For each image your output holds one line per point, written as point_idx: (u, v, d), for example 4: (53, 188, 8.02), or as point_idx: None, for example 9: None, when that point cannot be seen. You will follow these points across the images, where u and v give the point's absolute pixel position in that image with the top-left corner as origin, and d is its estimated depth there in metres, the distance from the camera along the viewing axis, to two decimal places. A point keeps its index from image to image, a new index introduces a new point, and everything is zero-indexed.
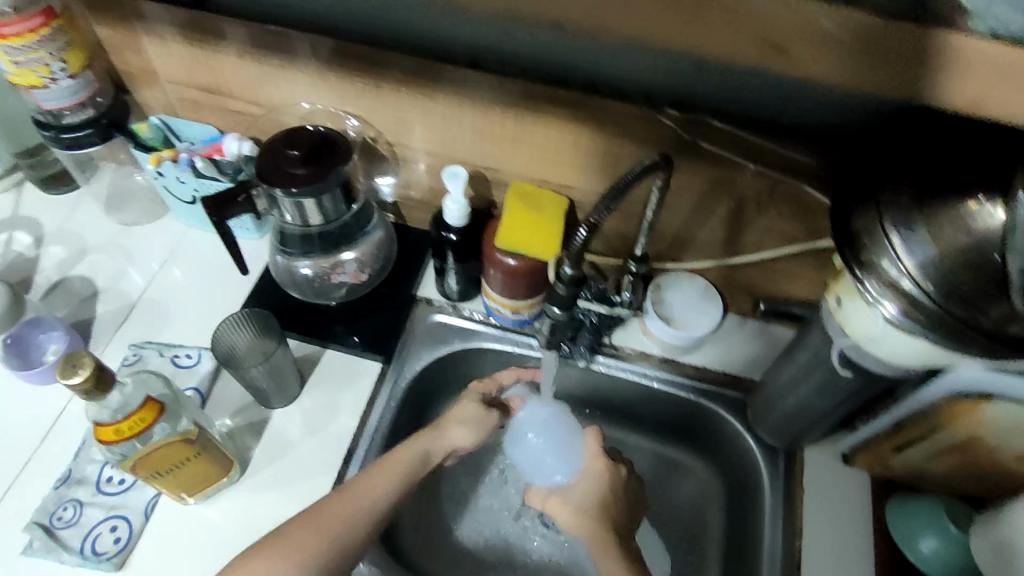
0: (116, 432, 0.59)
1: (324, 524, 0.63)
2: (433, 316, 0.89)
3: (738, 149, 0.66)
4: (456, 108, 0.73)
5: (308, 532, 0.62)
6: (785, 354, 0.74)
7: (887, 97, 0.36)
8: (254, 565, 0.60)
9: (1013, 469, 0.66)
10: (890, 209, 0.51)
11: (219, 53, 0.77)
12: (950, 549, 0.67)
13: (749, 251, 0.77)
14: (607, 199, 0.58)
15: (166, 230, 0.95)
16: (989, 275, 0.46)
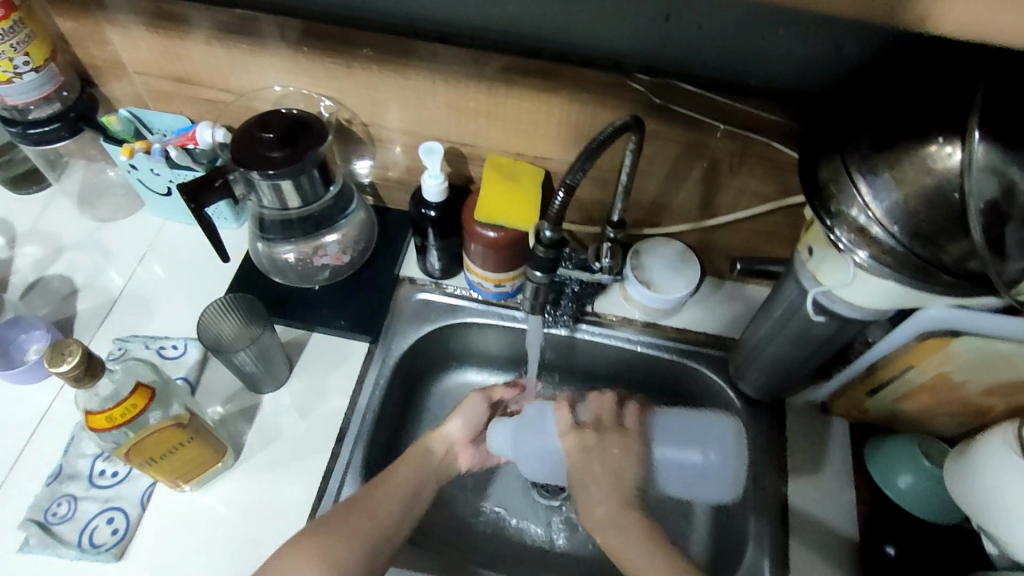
0: (108, 419, 0.60)
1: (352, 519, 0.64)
2: (417, 295, 0.89)
3: (708, 110, 0.67)
4: (429, 84, 0.73)
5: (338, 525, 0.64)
6: (762, 310, 0.76)
7: (861, 20, 0.36)
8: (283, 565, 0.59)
9: (981, 402, 0.69)
10: (854, 157, 0.54)
11: (186, 40, 0.76)
12: (926, 484, 0.71)
13: (724, 212, 0.79)
14: (580, 160, 0.59)
15: (141, 224, 0.94)
16: (947, 212, 0.49)
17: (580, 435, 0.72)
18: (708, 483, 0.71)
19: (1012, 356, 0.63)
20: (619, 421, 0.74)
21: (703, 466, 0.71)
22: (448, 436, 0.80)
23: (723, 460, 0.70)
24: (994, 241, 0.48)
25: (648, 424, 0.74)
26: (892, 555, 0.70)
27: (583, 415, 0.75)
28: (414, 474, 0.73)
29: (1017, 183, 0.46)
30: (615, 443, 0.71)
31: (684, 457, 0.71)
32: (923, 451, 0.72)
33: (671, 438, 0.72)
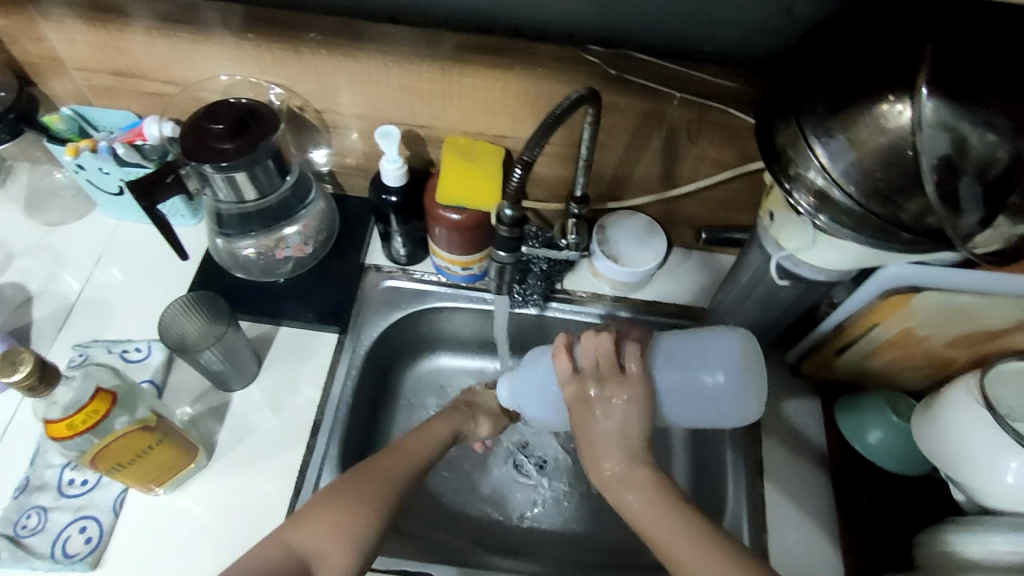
0: (69, 427, 0.58)
1: (370, 488, 0.63)
2: (383, 282, 0.88)
3: (664, 80, 0.67)
4: (381, 66, 0.72)
5: (363, 486, 0.63)
6: (728, 278, 0.77)
7: None
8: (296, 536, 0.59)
9: (943, 354, 0.71)
10: (809, 120, 0.54)
11: (125, 32, 0.73)
12: (893, 436, 0.72)
13: (686, 182, 0.79)
14: (537, 136, 0.58)
15: (95, 226, 0.91)
16: (902, 169, 0.50)
17: (580, 383, 0.63)
18: (718, 406, 0.64)
19: (972, 308, 0.64)
20: (620, 365, 0.62)
21: (713, 389, 0.64)
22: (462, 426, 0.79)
23: (734, 379, 0.63)
24: (949, 195, 0.48)
25: (649, 352, 0.65)
26: (865, 505, 0.72)
27: (582, 359, 0.64)
28: (433, 445, 0.73)
29: (967, 137, 0.47)
30: (621, 395, 0.61)
31: (689, 381, 0.64)
32: (891, 406, 0.74)
33: (674, 364, 0.64)
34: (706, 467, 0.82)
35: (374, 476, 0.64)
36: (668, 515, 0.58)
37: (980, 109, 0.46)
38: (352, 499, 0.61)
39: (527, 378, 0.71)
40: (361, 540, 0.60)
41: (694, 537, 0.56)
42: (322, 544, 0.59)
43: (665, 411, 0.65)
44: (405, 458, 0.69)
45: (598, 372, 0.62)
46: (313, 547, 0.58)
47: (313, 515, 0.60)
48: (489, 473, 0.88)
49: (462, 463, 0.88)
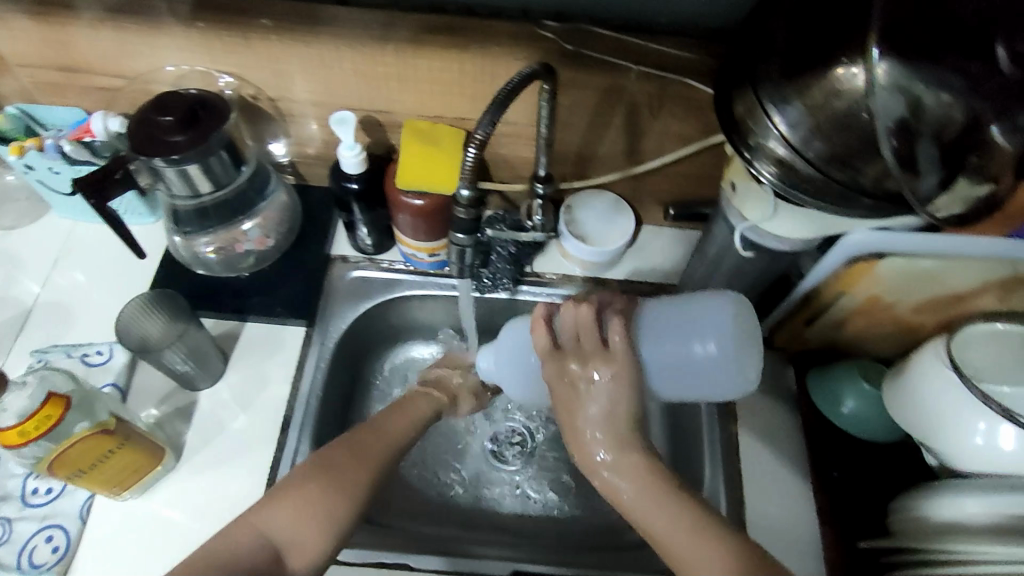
0: (21, 434, 0.56)
1: (354, 468, 0.61)
2: (351, 273, 0.87)
3: (622, 53, 0.66)
4: (334, 50, 0.70)
5: (338, 461, 0.61)
6: (698, 253, 0.77)
7: None
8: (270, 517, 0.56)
9: (910, 319, 0.71)
10: (766, 87, 0.53)
11: (67, 25, 0.70)
12: (866, 404, 0.73)
13: (650, 157, 0.78)
14: (490, 112, 0.58)
15: (50, 229, 0.89)
16: (858, 133, 0.49)
17: (560, 360, 0.60)
18: (707, 377, 0.61)
19: (937, 273, 0.64)
20: (602, 339, 0.59)
21: (702, 359, 0.60)
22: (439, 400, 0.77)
23: (727, 350, 0.60)
24: (907, 158, 0.48)
25: (634, 322, 0.62)
26: (836, 477, 0.72)
27: (561, 332, 0.60)
28: (412, 423, 0.71)
29: (922, 99, 0.46)
30: (607, 372, 0.58)
31: (678, 351, 0.61)
32: (862, 374, 0.74)
33: (661, 334, 0.61)
34: (682, 445, 0.82)
35: (348, 450, 0.63)
36: (661, 498, 0.56)
37: (933, 70, 0.46)
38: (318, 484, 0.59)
39: (507, 349, 0.69)
40: (340, 519, 0.58)
41: (678, 518, 0.55)
42: (291, 527, 0.56)
43: (651, 383, 0.62)
44: (386, 437, 0.67)
45: (579, 348, 0.60)
46: (279, 530, 0.56)
47: (279, 495, 0.58)
48: (465, 460, 0.88)
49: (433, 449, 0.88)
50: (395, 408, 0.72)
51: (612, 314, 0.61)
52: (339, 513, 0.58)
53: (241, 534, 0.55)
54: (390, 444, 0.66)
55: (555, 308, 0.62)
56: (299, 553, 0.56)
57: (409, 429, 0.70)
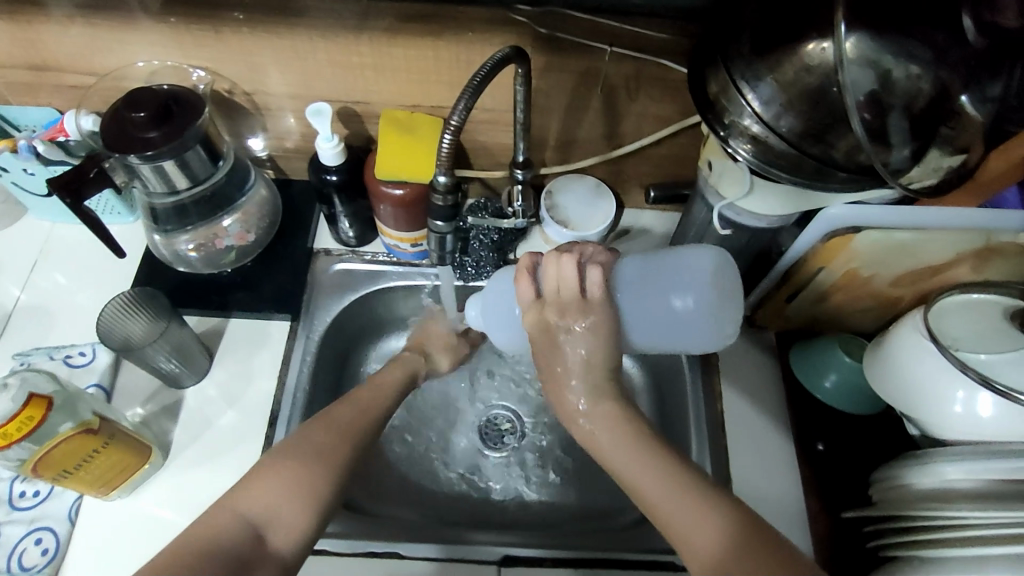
0: (3, 436, 0.56)
1: (333, 445, 0.62)
2: (334, 265, 0.87)
3: (596, 35, 0.65)
4: (307, 41, 0.69)
5: (316, 442, 0.61)
6: (679, 234, 0.77)
7: None
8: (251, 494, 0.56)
9: (889, 292, 0.72)
10: (738, 64, 0.53)
11: (35, 23, 0.69)
12: (848, 376, 0.74)
13: (630, 140, 0.79)
14: (464, 97, 0.57)
15: (28, 231, 0.88)
16: (829, 108, 0.50)
17: (540, 309, 0.61)
18: (685, 331, 0.62)
19: (913, 245, 0.64)
20: (581, 290, 0.59)
21: (681, 313, 0.61)
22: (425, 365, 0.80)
23: (703, 304, 0.60)
24: (878, 131, 0.48)
25: (614, 274, 0.62)
26: (822, 450, 0.73)
27: (543, 283, 0.61)
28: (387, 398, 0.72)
29: (891, 71, 0.47)
30: (585, 321, 0.59)
31: (657, 305, 0.61)
32: (844, 348, 0.75)
33: (639, 289, 0.62)
34: (670, 425, 0.83)
35: (329, 429, 0.63)
36: (650, 463, 0.55)
37: (901, 41, 0.46)
38: (293, 462, 0.59)
39: (494, 297, 0.69)
40: (317, 487, 0.58)
41: (667, 479, 0.54)
42: (266, 507, 0.56)
43: (629, 336, 0.62)
44: (358, 409, 0.67)
45: (560, 298, 0.60)
46: (261, 509, 0.56)
47: (257, 476, 0.57)
48: (453, 443, 0.89)
49: (413, 419, 0.90)
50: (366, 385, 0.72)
51: (594, 264, 0.60)
52: (315, 486, 0.58)
53: (221, 521, 0.54)
54: (367, 421, 0.67)
55: (539, 259, 0.63)
56: (281, 530, 0.55)
57: (381, 402, 0.70)
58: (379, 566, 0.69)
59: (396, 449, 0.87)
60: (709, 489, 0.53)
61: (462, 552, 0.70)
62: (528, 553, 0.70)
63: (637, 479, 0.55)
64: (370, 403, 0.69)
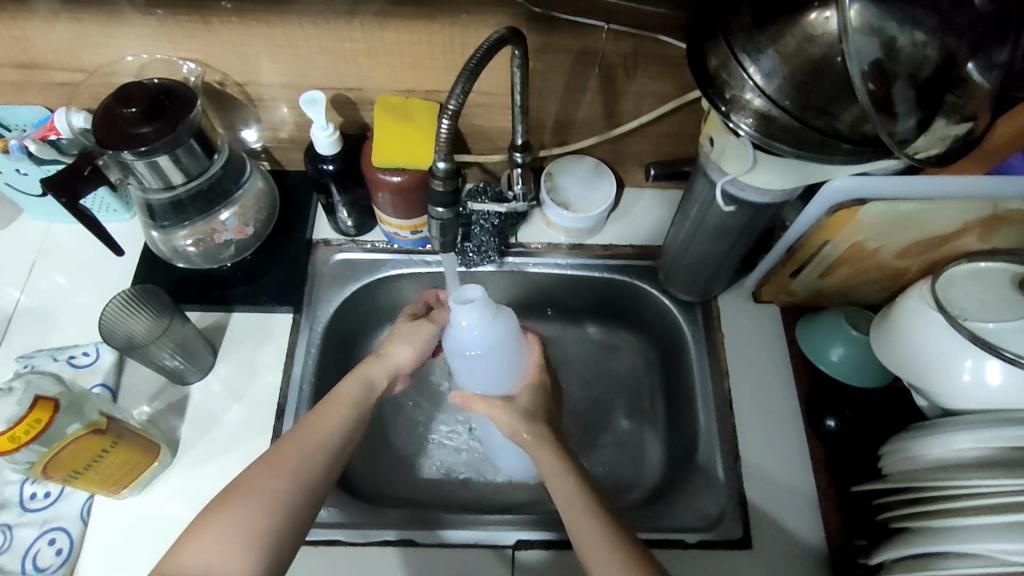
0: (12, 440, 0.56)
1: (272, 478, 0.57)
2: (335, 255, 0.87)
3: (594, 13, 0.64)
4: (299, 29, 0.68)
5: (263, 482, 0.56)
6: (679, 213, 0.76)
7: None
8: (194, 535, 0.53)
9: (895, 264, 0.71)
10: (738, 37, 0.52)
11: (19, 20, 0.68)
12: (855, 350, 0.73)
13: (629, 119, 0.78)
14: (461, 82, 0.56)
15: (25, 233, 0.87)
16: (833, 79, 0.49)
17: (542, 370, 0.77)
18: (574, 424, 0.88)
19: (919, 215, 0.64)
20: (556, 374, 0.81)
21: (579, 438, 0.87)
22: (394, 363, 0.74)
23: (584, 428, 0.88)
24: (883, 101, 0.47)
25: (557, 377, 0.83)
26: (833, 426, 0.72)
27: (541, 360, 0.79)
28: (346, 411, 0.66)
29: (896, 39, 0.46)
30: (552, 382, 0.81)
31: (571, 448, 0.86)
32: (850, 321, 0.75)
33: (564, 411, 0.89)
34: (678, 404, 0.83)
35: (278, 462, 0.58)
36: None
37: (905, 8, 0.45)
38: (251, 499, 0.55)
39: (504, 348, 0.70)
40: (268, 532, 0.54)
41: None
42: (215, 556, 0.51)
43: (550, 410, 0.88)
44: (310, 432, 0.62)
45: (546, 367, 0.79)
46: (208, 555, 0.52)
47: (206, 519, 0.54)
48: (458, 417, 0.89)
49: (418, 390, 0.91)
50: (322, 405, 0.66)
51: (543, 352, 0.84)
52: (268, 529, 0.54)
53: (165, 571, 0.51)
54: (322, 443, 0.62)
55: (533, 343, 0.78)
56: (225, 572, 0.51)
57: (343, 415, 0.65)
58: (393, 554, 0.69)
59: (399, 424, 0.89)
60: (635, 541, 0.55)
61: (480, 537, 0.71)
62: (541, 537, 0.70)
63: (565, 506, 0.59)
64: (326, 425, 0.63)
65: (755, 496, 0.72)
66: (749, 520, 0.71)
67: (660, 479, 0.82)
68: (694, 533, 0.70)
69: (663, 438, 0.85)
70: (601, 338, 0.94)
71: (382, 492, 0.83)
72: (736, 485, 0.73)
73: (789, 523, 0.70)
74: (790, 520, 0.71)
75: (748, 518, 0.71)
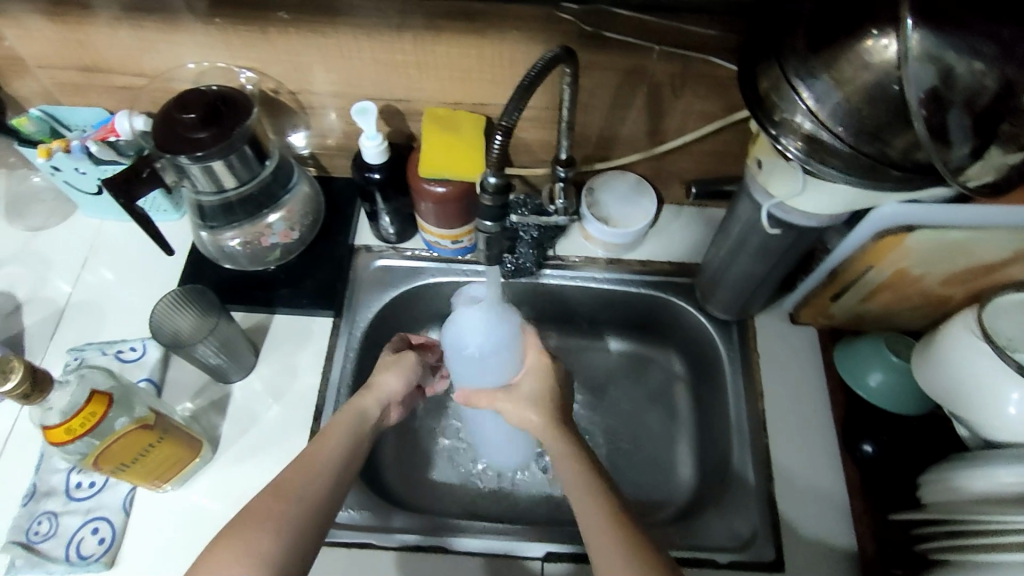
0: (67, 431, 0.58)
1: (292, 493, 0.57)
2: (375, 262, 0.88)
3: (644, 33, 0.65)
4: (353, 41, 0.70)
5: (264, 511, 0.55)
6: (720, 231, 0.76)
7: None
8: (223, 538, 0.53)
9: (939, 292, 0.71)
10: (792, 61, 0.52)
11: (87, 26, 0.71)
12: (896, 378, 0.72)
13: (672, 137, 0.78)
14: (514, 99, 0.57)
15: (79, 229, 0.90)
16: (887, 105, 0.48)
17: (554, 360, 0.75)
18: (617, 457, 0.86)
19: (966, 243, 0.64)
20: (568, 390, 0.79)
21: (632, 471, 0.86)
22: (385, 393, 0.72)
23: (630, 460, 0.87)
24: (938, 129, 0.47)
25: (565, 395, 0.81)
26: (870, 452, 0.71)
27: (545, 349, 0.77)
28: (345, 440, 0.64)
29: (954, 67, 0.45)
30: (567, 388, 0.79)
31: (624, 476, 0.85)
32: (890, 347, 0.74)
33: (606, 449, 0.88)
34: (711, 420, 0.83)
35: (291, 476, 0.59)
36: None
37: (965, 36, 0.45)
38: (259, 526, 0.53)
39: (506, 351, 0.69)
40: (287, 551, 0.53)
41: None
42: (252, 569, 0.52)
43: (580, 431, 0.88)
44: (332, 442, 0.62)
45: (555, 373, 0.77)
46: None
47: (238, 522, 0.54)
48: None
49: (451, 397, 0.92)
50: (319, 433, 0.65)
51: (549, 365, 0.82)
52: (279, 552, 0.53)
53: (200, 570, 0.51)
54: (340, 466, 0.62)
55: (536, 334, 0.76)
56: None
57: (341, 438, 0.65)
58: (421, 560, 0.70)
59: (431, 430, 0.90)
60: (655, 551, 0.54)
61: (505, 548, 0.71)
62: (569, 549, 0.70)
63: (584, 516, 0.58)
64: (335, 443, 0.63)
65: (788, 519, 0.71)
66: (782, 543, 0.70)
67: (690, 496, 0.82)
68: (726, 554, 0.69)
69: (693, 457, 0.85)
70: (629, 352, 0.95)
71: (412, 496, 0.84)
72: (769, 507, 0.72)
73: (824, 547, 0.70)
74: (824, 544, 0.70)
75: (780, 541, 0.70)
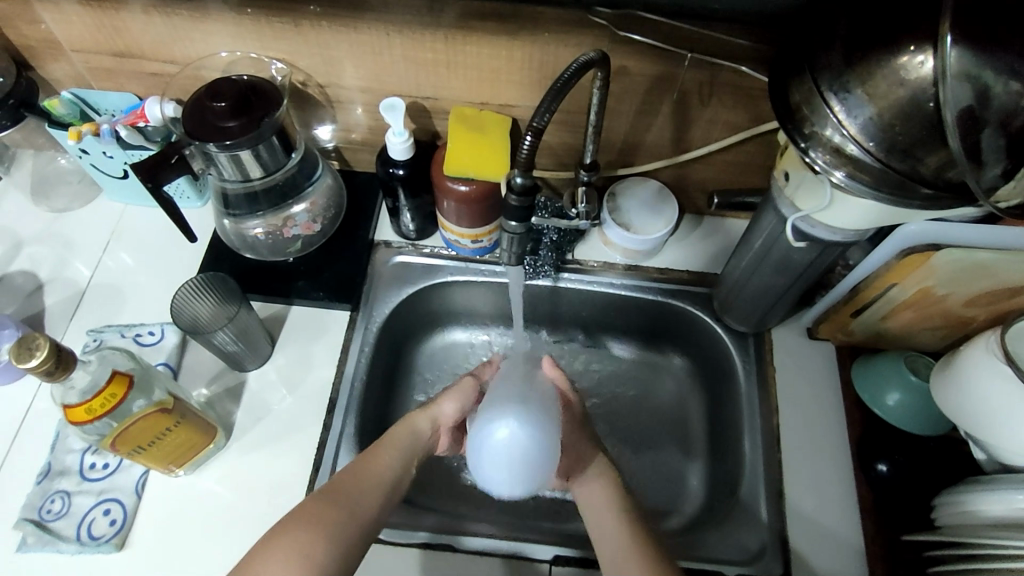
0: (88, 411, 0.59)
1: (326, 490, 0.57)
2: (394, 258, 0.89)
3: (675, 41, 0.65)
4: (384, 38, 0.70)
5: (316, 511, 0.57)
6: (742, 243, 0.76)
7: None
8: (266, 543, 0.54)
9: (961, 312, 0.70)
10: (825, 74, 0.51)
11: (121, 11, 0.71)
12: (914, 398, 0.72)
13: (697, 146, 0.78)
14: (546, 100, 0.57)
15: (103, 212, 0.91)
16: (921, 122, 0.48)
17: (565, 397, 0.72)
18: (648, 468, 0.86)
19: (992, 265, 0.63)
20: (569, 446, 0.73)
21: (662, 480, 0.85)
22: (440, 413, 0.72)
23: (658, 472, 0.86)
24: (971, 148, 0.46)
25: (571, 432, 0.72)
26: (884, 471, 0.70)
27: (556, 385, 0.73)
28: (396, 458, 0.65)
29: (991, 87, 0.44)
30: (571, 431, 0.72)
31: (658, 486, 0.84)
32: (909, 367, 0.73)
33: (641, 457, 0.87)
34: (723, 432, 0.83)
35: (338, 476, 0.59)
36: None
37: (1004, 54, 0.44)
38: (305, 526, 0.55)
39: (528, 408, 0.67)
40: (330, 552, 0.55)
41: None
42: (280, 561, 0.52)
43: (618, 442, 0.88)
44: None
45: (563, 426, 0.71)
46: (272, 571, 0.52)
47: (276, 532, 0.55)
48: None
49: None
50: (373, 445, 0.66)
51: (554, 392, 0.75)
52: (321, 551, 0.54)
53: None
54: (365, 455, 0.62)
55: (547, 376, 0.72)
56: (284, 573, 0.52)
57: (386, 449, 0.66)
58: (429, 559, 0.70)
59: None
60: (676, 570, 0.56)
61: (515, 550, 0.71)
62: (576, 554, 0.70)
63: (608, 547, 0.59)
64: None
65: (799, 536, 0.71)
66: (793, 558, 0.69)
67: (700, 507, 0.81)
68: (735, 567, 0.69)
69: (704, 468, 0.84)
70: (638, 359, 0.95)
71: (424, 493, 0.84)
72: (780, 521, 0.72)
73: (835, 565, 0.69)
74: (835, 561, 0.69)
75: (790, 556, 0.70)
